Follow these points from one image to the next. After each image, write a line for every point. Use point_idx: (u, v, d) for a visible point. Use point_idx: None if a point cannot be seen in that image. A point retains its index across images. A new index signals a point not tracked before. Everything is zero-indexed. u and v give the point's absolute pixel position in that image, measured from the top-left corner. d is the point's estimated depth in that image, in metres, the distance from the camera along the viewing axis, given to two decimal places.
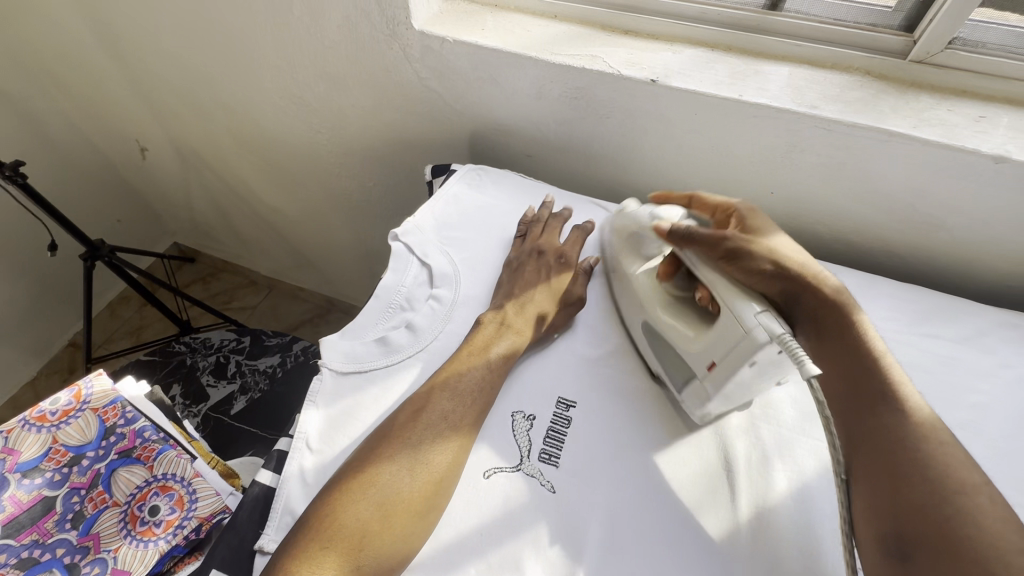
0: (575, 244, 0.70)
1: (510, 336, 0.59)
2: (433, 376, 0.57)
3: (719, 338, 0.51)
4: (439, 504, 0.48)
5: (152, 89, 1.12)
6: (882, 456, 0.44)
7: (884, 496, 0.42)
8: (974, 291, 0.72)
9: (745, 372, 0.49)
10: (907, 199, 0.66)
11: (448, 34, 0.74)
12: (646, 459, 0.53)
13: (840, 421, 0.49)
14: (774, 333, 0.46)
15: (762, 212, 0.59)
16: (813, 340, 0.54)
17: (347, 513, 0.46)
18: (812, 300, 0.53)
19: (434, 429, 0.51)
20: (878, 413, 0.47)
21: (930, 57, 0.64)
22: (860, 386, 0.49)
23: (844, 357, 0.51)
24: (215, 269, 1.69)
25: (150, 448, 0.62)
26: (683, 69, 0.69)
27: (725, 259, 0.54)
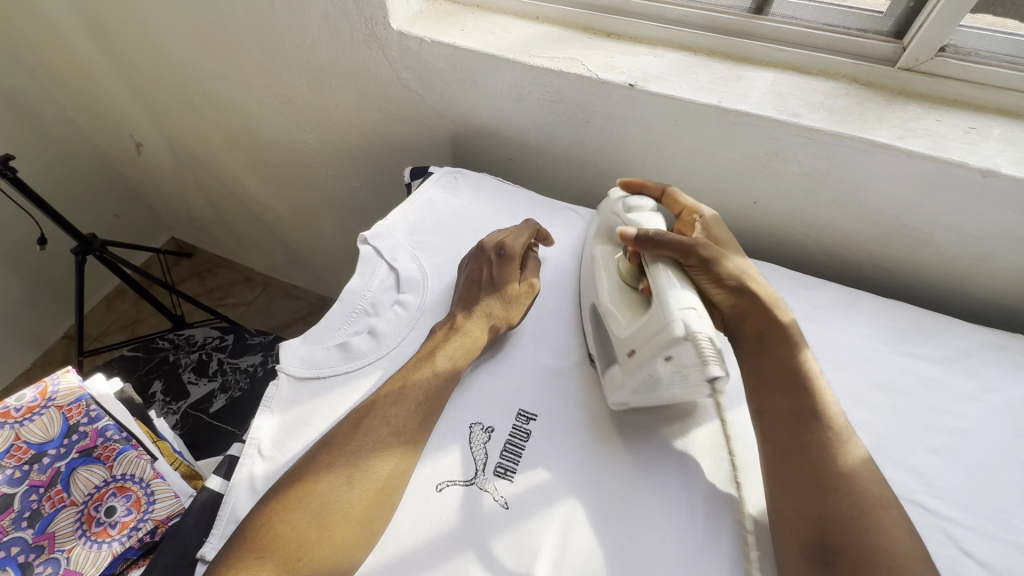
0: (519, 235, 0.66)
1: (461, 342, 0.58)
2: (382, 385, 0.55)
3: (644, 329, 0.52)
4: (383, 513, 0.47)
5: (144, 85, 1.13)
6: (812, 469, 0.46)
7: (813, 507, 0.45)
8: (966, 310, 0.69)
9: (663, 368, 0.50)
10: (894, 213, 0.64)
11: (426, 34, 0.73)
12: (606, 476, 0.51)
13: (771, 431, 0.50)
14: (690, 331, 0.48)
15: (727, 227, 0.62)
16: (752, 350, 0.55)
17: (284, 522, 0.45)
18: (758, 316, 0.56)
19: (378, 437, 0.50)
20: (810, 427, 0.48)
21: (919, 64, 0.61)
22: (795, 400, 0.50)
23: (777, 366, 0.53)
24: (211, 265, 1.70)
25: (111, 448, 0.61)
26: (662, 74, 0.67)
27: (699, 265, 0.56)
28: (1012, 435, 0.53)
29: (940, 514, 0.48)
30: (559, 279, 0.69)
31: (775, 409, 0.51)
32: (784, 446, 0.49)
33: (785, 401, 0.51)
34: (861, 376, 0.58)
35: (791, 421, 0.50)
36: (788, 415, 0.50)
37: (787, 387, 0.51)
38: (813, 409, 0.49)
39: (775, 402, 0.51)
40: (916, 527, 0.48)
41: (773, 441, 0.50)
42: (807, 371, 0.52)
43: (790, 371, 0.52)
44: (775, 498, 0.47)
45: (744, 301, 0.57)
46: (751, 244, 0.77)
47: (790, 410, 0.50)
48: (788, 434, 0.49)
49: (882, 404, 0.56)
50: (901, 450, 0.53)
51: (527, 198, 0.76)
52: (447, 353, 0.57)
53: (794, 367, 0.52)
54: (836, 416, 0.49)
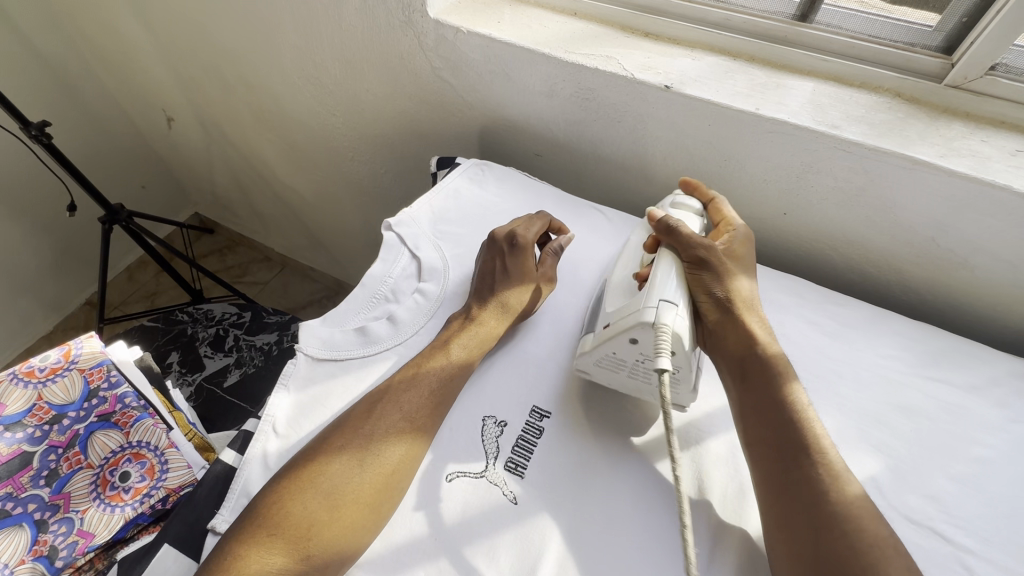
0: (531, 226, 0.65)
1: (477, 334, 0.57)
2: (397, 370, 0.56)
3: (623, 307, 0.52)
4: (392, 498, 0.47)
5: (179, 61, 1.14)
6: (811, 500, 0.45)
7: (814, 539, 0.43)
8: (997, 338, 0.67)
9: (628, 351, 0.51)
10: (929, 233, 0.62)
11: (462, 24, 0.72)
12: (618, 480, 0.51)
13: (760, 464, 0.49)
14: (659, 320, 0.48)
15: (752, 246, 0.61)
16: (739, 382, 0.54)
17: (294, 502, 0.45)
18: (734, 339, 0.54)
19: (390, 424, 0.50)
20: (801, 460, 0.47)
21: (967, 82, 0.59)
22: (783, 431, 0.49)
23: (765, 393, 0.51)
24: (231, 243, 1.72)
25: (129, 414, 0.62)
26: (700, 77, 0.66)
27: (696, 268, 0.56)
28: None
29: (958, 544, 0.47)
30: (578, 276, 0.68)
31: (761, 442, 0.50)
32: (775, 480, 0.47)
33: (770, 433, 0.49)
34: (883, 398, 0.57)
35: (778, 453, 0.48)
36: (778, 444, 0.49)
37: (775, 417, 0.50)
38: (802, 441, 0.48)
39: (761, 436, 0.50)
40: (934, 555, 0.47)
41: (761, 478, 0.48)
42: (795, 403, 0.50)
43: (777, 402, 0.51)
44: (771, 533, 0.46)
45: (727, 324, 0.55)
46: (777, 256, 0.75)
47: (780, 439, 0.49)
48: (781, 465, 0.48)
49: (903, 427, 0.55)
50: (922, 476, 0.51)
51: (552, 196, 0.76)
52: (461, 343, 0.57)
53: (785, 395, 0.51)
54: (826, 450, 0.48)
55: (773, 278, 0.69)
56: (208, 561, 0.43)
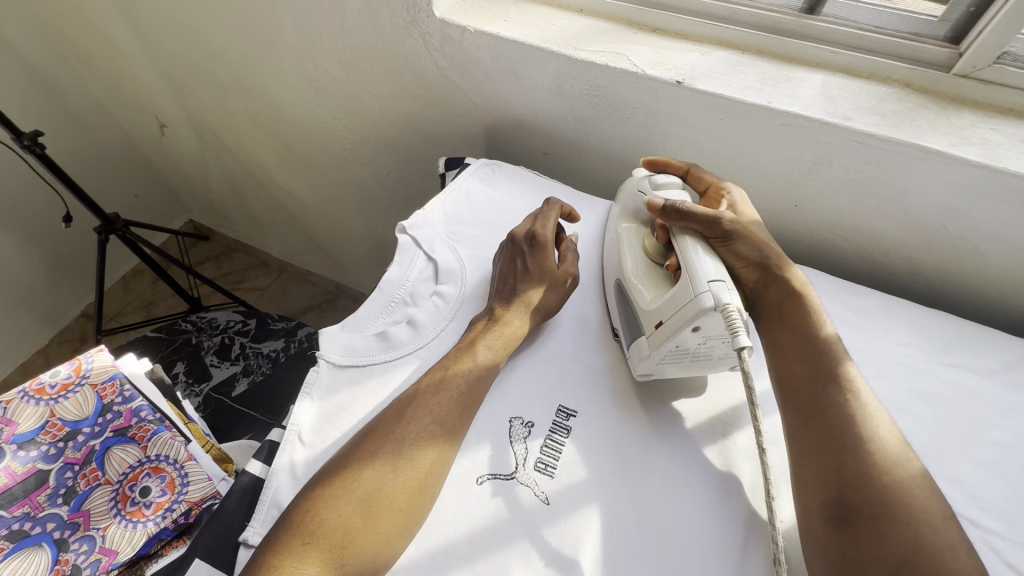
0: (547, 221, 0.65)
1: (501, 333, 0.57)
2: (424, 374, 0.55)
3: (671, 302, 0.52)
4: (426, 504, 0.47)
5: (172, 66, 1.12)
6: (829, 428, 0.47)
7: (832, 467, 0.46)
8: (1005, 322, 0.68)
9: (691, 338, 0.51)
10: (941, 222, 0.63)
11: (469, 23, 0.72)
12: (649, 478, 0.51)
13: (790, 393, 0.51)
14: (720, 302, 0.48)
15: (750, 202, 0.62)
16: (775, 321, 0.56)
17: (329, 509, 0.45)
18: (777, 286, 0.56)
19: (421, 429, 0.50)
20: (827, 388, 0.49)
21: (975, 71, 0.60)
22: (813, 364, 0.51)
23: (797, 336, 0.54)
24: (228, 249, 1.70)
25: (145, 428, 0.61)
26: (710, 71, 0.66)
27: (725, 242, 0.56)
28: None
29: (984, 527, 0.48)
30: (594, 273, 0.68)
31: (793, 373, 0.52)
32: (803, 408, 0.50)
33: (803, 365, 0.52)
34: (902, 385, 0.58)
35: (809, 382, 0.51)
36: (805, 381, 0.51)
37: (805, 361, 0.52)
38: (830, 371, 0.50)
39: (794, 370, 0.52)
40: None
41: (792, 408, 0.51)
42: (825, 338, 0.53)
43: (809, 340, 0.53)
44: (796, 463, 0.48)
45: (770, 280, 0.57)
46: (789, 247, 0.76)
47: (806, 379, 0.51)
48: (805, 402, 0.50)
49: (924, 413, 0.56)
50: (945, 461, 0.52)
51: (564, 193, 0.75)
52: (487, 344, 0.56)
53: (812, 337, 0.53)
54: (854, 380, 0.50)
55: None
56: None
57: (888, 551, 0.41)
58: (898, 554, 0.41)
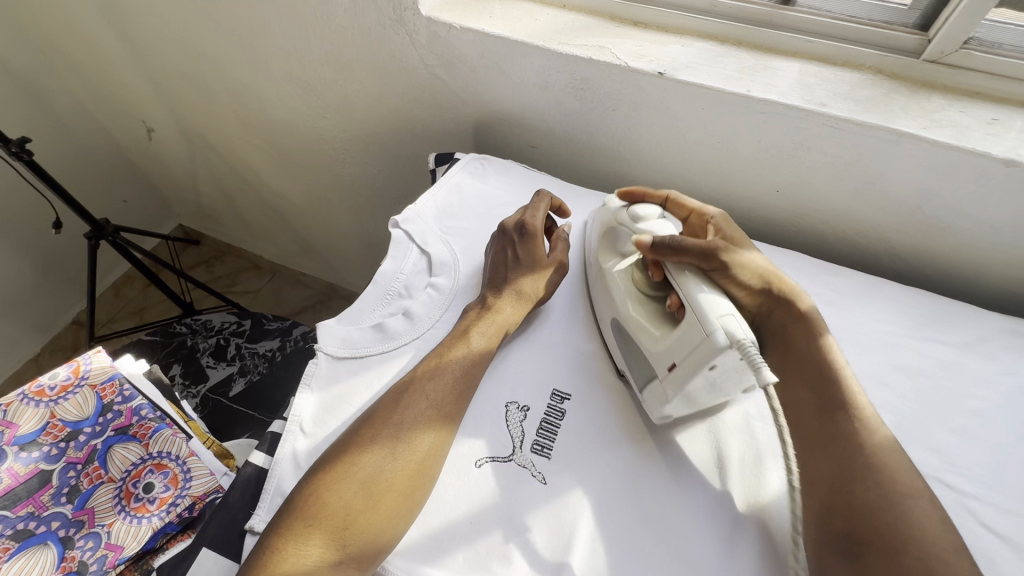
0: (536, 211, 0.67)
1: (494, 320, 0.59)
2: (420, 362, 0.57)
3: (682, 340, 0.51)
4: (425, 486, 0.49)
5: (159, 70, 1.12)
6: (837, 456, 0.48)
7: (840, 496, 0.46)
8: (979, 297, 0.71)
9: (705, 375, 0.49)
10: (915, 202, 0.65)
11: (455, 21, 0.73)
12: (643, 456, 0.53)
13: (800, 422, 0.52)
14: (735, 337, 0.46)
15: (736, 224, 0.63)
16: (782, 350, 0.57)
17: (332, 493, 0.46)
18: (782, 314, 0.57)
19: (419, 414, 0.51)
20: (836, 418, 0.50)
21: (944, 56, 0.62)
22: (823, 391, 0.52)
23: (804, 364, 0.54)
24: (219, 253, 1.69)
25: (146, 426, 0.62)
26: (691, 62, 0.68)
27: (723, 272, 0.55)
28: None
29: (961, 491, 0.51)
30: (584, 262, 0.70)
31: (802, 401, 0.53)
32: (813, 437, 0.51)
33: (812, 394, 0.53)
34: (882, 360, 0.60)
35: (818, 411, 0.52)
36: (814, 410, 0.52)
37: (811, 385, 0.53)
38: (839, 399, 0.51)
39: (802, 398, 0.53)
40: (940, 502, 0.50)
41: (801, 436, 0.52)
42: (832, 363, 0.53)
43: (816, 364, 0.54)
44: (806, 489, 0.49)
45: (773, 305, 0.57)
46: (773, 232, 0.78)
47: (814, 407, 0.52)
48: (815, 430, 0.51)
49: (903, 386, 0.58)
50: (924, 430, 0.55)
51: (553, 185, 0.77)
52: (480, 331, 0.58)
53: (820, 365, 0.53)
54: (862, 407, 0.51)
55: (769, 254, 0.71)
56: (249, 557, 0.44)
57: None
58: None
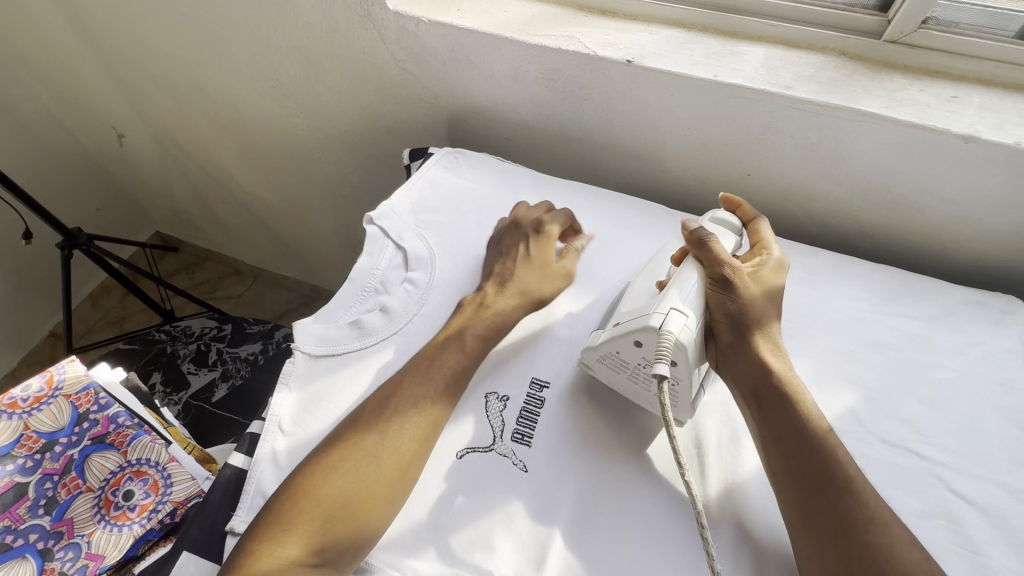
0: (557, 218, 0.67)
1: (488, 317, 0.59)
2: (411, 359, 0.57)
3: (636, 308, 0.53)
4: (405, 489, 0.48)
5: (126, 73, 1.10)
6: (830, 531, 0.45)
7: (837, 569, 0.43)
8: (947, 273, 0.73)
9: (632, 351, 0.51)
10: (881, 180, 0.66)
11: (423, 15, 0.73)
12: (624, 439, 0.54)
13: (785, 493, 0.48)
14: (665, 325, 0.48)
15: (785, 277, 0.57)
16: (757, 409, 0.51)
17: (308, 499, 0.46)
18: (749, 369, 0.52)
19: (404, 414, 0.51)
20: (827, 492, 0.46)
21: (903, 36, 0.64)
22: (806, 462, 0.47)
23: (784, 431, 0.49)
24: (198, 259, 1.67)
25: (124, 434, 0.61)
26: (658, 50, 0.68)
27: (717, 286, 0.54)
28: (992, 384, 0.57)
29: (930, 459, 0.52)
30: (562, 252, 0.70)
31: (786, 469, 0.48)
32: (801, 509, 0.46)
33: (796, 463, 0.48)
34: (853, 336, 0.62)
35: (804, 483, 0.47)
36: (802, 484, 0.47)
37: (785, 436, 0.49)
38: (827, 474, 0.46)
39: (787, 467, 0.48)
40: (910, 470, 0.52)
41: (789, 505, 0.47)
42: (816, 430, 0.49)
43: (796, 429, 0.49)
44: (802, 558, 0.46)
45: (741, 348, 0.53)
46: None
47: (800, 478, 0.47)
48: (802, 502, 0.46)
49: (873, 360, 0.60)
50: (893, 402, 0.56)
51: (528, 175, 0.76)
52: (476, 327, 0.58)
53: (803, 432, 0.49)
54: (852, 479, 0.46)
55: None
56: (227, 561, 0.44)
57: None
58: None
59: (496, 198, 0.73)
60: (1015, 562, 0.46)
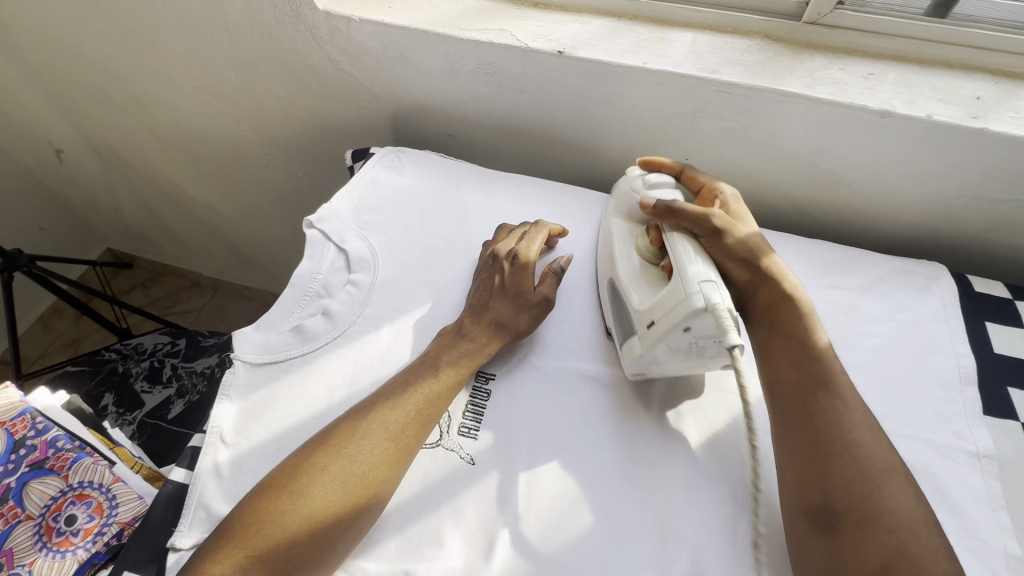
0: (531, 241, 0.64)
1: (466, 348, 0.56)
2: (385, 383, 0.54)
3: (664, 300, 0.51)
4: (372, 512, 0.47)
5: (57, 87, 1.06)
6: (813, 436, 0.47)
7: (816, 472, 0.45)
8: (879, 244, 0.76)
9: (682, 339, 0.50)
10: (810, 158, 0.69)
11: (353, 14, 0.73)
12: (573, 424, 0.54)
13: (778, 398, 0.51)
14: (710, 301, 0.47)
15: (745, 206, 0.61)
16: (764, 325, 0.55)
17: (272, 517, 0.44)
18: (767, 292, 0.55)
19: (374, 442, 0.49)
20: (818, 393, 0.49)
21: (821, 17, 0.66)
22: (805, 366, 0.51)
23: (787, 341, 0.53)
24: (153, 274, 1.62)
25: (64, 457, 0.59)
26: (589, 39, 0.69)
27: (712, 240, 0.56)
28: (918, 347, 0.60)
29: None
30: None
31: (783, 377, 0.51)
32: (792, 411, 0.49)
33: (794, 370, 0.51)
34: None
35: (799, 386, 0.50)
36: (796, 386, 0.50)
37: (787, 347, 0.52)
38: (821, 376, 0.50)
39: (785, 374, 0.51)
40: None
41: (781, 413, 0.50)
42: (816, 342, 0.52)
43: (799, 341, 0.52)
44: (783, 470, 0.48)
45: (759, 281, 0.56)
46: None
47: (796, 383, 0.50)
48: (795, 406, 0.49)
49: None
50: None
51: (471, 170, 0.77)
52: (446, 360, 0.55)
53: (802, 341, 0.52)
54: (841, 384, 0.49)
55: None
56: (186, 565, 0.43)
57: (870, 554, 0.41)
58: (879, 557, 0.41)
59: (439, 195, 0.73)
60: (939, 514, 0.49)
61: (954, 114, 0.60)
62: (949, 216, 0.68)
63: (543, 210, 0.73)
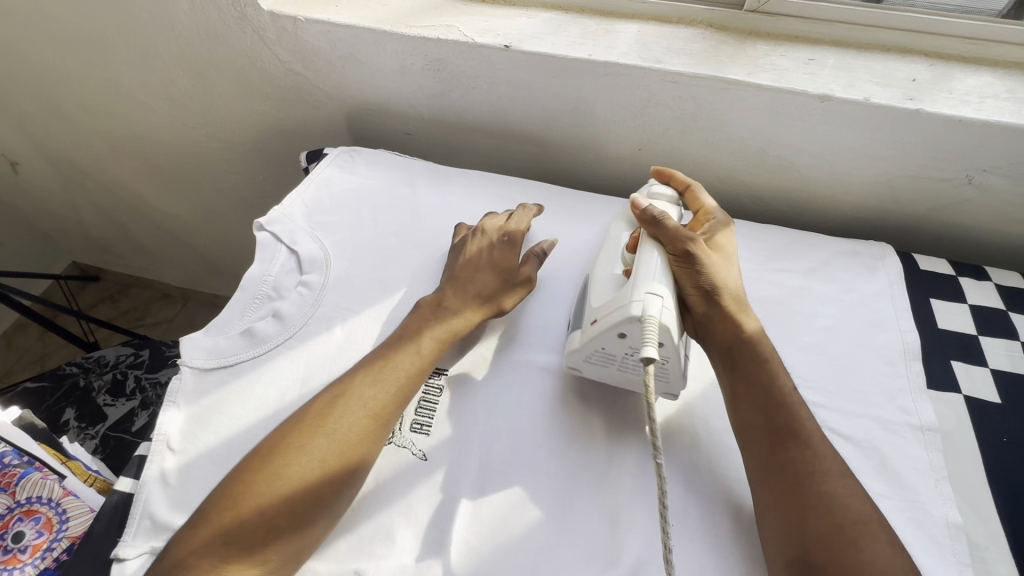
0: (522, 226, 0.66)
1: (447, 319, 0.57)
2: (366, 360, 0.54)
3: (609, 302, 0.51)
4: (349, 490, 0.47)
5: (6, 98, 1.04)
6: (789, 487, 0.46)
7: (794, 525, 0.44)
8: (831, 227, 0.77)
9: (617, 344, 0.50)
10: (758, 144, 0.69)
11: (299, 14, 0.72)
12: (526, 416, 0.54)
13: (748, 444, 0.49)
14: (646, 312, 0.47)
15: (734, 235, 0.60)
16: (727, 368, 0.53)
17: (247, 505, 0.44)
18: (726, 330, 0.54)
19: (355, 419, 0.49)
20: (788, 445, 0.48)
21: (761, 6, 0.67)
22: (771, 414, 0.49)
23: (750, 387, 0.51)
24: (122, 286, 1.60)
25: (11, 474, 0.59)
26: (536, 33, 0.69)
27: (681, 261, 0.54)
28: (864, 326, 0.61)
29: (810, 401, 0.56)
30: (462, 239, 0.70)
31: (751, 424, 0.50)
32: (765, 460, 0.48)
33: (761, 417, 0.50)
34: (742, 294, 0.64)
35: (769, 435, 0.49)
36: (764, 434, 0.49)
37: (751, 393, 0.51)
38: (789, 426, 0.49)
39: (752, 421, 0.50)
40: None
41: (754, 461, 0.48)
42: (780, 388, 0.51)
43: (765, 387, 0.51)
44: (762, 519, 0.46)
45: (714, 317, 0.54)
46: None
47: (765, 433, 0.49)
48: (767, 453, 0.48)
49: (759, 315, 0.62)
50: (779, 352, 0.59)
51: (426, 167, 0.76)
52: (429, 333, 0.55)
53: (765, 386, 0.51)
54: (809, 432, 0.49)
55: None
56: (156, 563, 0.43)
57: None
58: None
59: (393, 194, 0.73)
60: (883, 487, 0.50)
61: (890, 96, 0.61)
62: (894, 196, 0.70)
63: (498, 205, 0.73)
